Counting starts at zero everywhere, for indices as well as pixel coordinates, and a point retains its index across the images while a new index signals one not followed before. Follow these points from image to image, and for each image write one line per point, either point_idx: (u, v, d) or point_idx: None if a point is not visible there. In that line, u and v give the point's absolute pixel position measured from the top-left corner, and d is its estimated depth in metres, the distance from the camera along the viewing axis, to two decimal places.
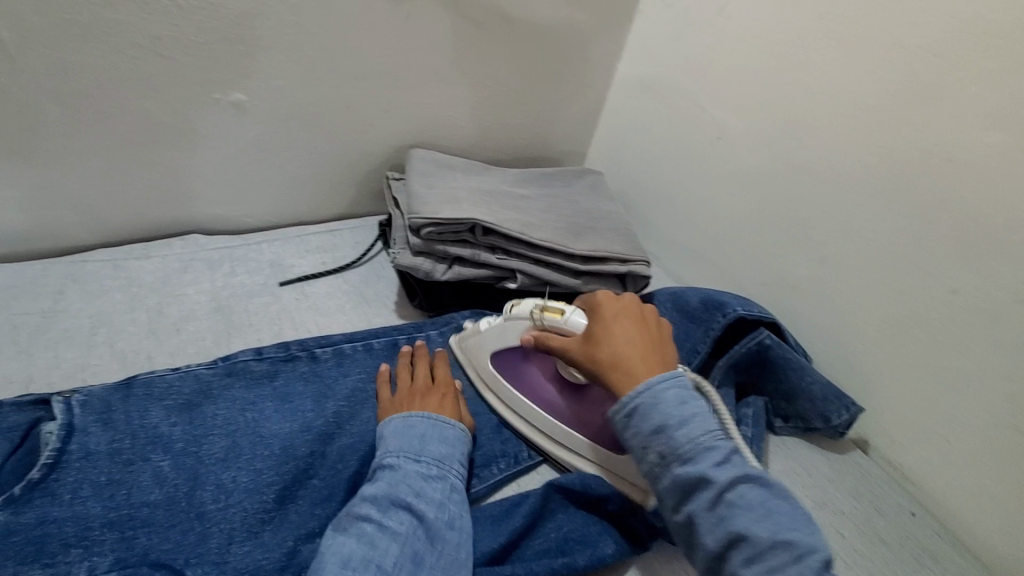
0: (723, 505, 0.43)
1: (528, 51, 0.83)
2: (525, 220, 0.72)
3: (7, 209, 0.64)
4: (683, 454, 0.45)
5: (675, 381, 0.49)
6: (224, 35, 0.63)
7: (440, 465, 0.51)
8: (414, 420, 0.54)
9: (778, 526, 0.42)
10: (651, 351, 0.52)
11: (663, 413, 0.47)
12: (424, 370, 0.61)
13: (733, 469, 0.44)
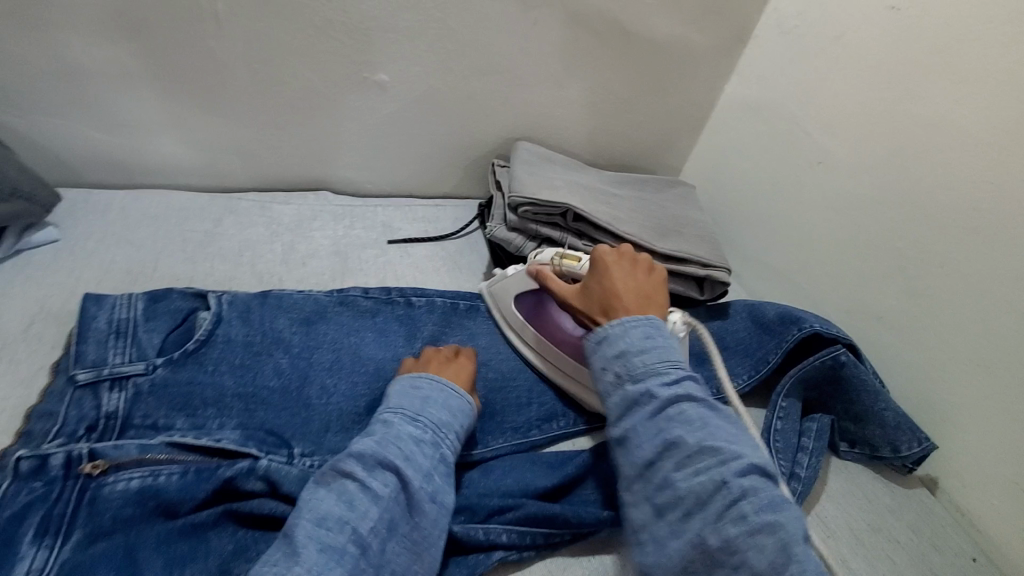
0: (661, 418, 0.48)
1: (639, 64, 0.89)
2: (614, 214, 0.77)
3: (191, 148, 0.78)
4: (636, 375, 0.51)
5: (643, 320, 0.55)
6: (381, 24, 0.74)
7: (435, 431, 0.50)
8: (420, 383, 0.54)
9: (708, 437, 0.46)
10: (642, 296, 0.59)
11: (626, 341, 0.53)
12: (447, 356, 0.60)
13: (679, 390, 0.49)
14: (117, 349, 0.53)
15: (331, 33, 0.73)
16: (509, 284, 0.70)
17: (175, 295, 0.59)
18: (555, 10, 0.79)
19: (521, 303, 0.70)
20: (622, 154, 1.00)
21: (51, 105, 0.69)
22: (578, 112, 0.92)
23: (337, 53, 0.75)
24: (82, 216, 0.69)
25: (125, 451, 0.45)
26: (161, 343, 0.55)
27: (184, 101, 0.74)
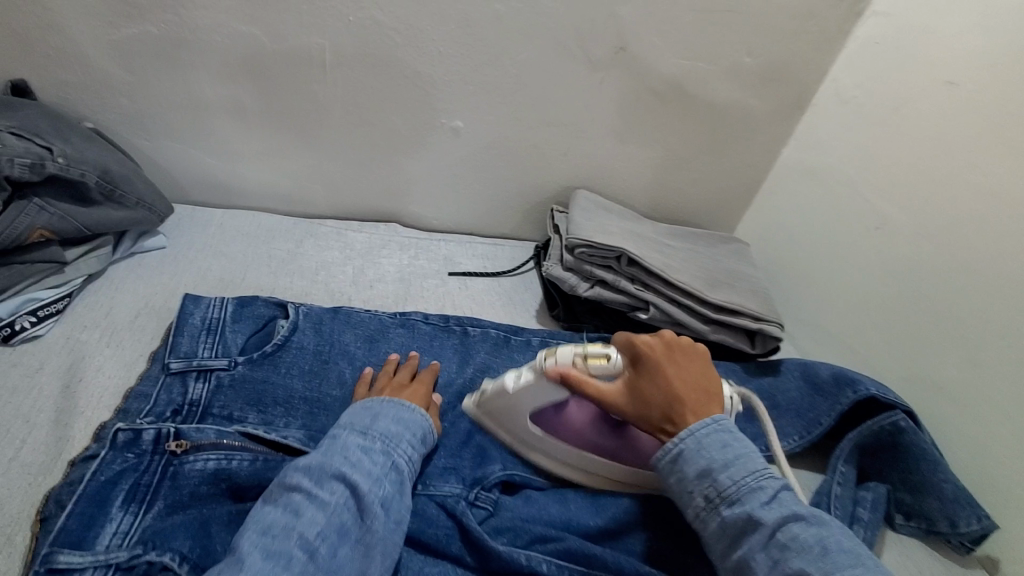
0: (774, 548, 0.43)
1: (699, 124, 0.93)
2: (667, 262, 0.80)
3: (286, 177, 0.88)
4: (728, 496, 0.47)
5: (712, 425, 0.51)
6: (462, 77, 0.81)
7: (386, 441, 0.49)
8: (372, 403, 0.53)
9: (834, 566, 0.41)
10: (703, 391, 0.54)
11: (706, 457, 0.49)
12: (407, 375, 0.61)
13: (780, 509, 0.45)
14: (206, 344, 0.59)
15: (417, 83, 0.81)
16: (515, 398, 0.57)
17: (260, 303, 0.65)
18: (621, 71, 0.85)
19: (538, 416, 0.58)
20: (677, 208, 1.03)
21: (175, 131, 0.80)
22: (635, 166, 0.96)
23: (420, 101, 0.83)
24: (187, 228, 0.78)
25: (205, 434, 0.47)
26: (242, 344, 0.61)
27: (284, 135, 0.83)
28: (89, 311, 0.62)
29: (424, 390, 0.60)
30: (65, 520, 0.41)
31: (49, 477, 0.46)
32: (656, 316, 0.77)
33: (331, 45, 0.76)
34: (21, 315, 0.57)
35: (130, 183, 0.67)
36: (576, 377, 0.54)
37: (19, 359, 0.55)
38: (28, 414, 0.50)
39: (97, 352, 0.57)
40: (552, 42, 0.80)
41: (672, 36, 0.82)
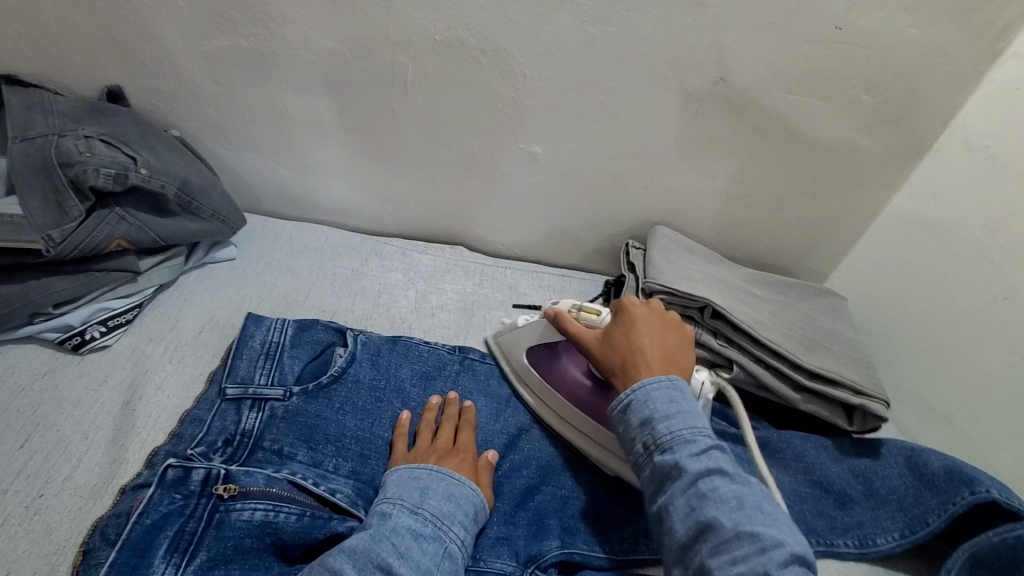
0: (693, 496, 0.45)
1: (799, 163, 0.84)
2: (756, 317, 0.73)
3: (358, 192, 0.87)
4: (663, 445, 0.48)
5: (664, 381, 0.52)
6: (544, 102, 0.77)
7: (437, 524, 0.47)
8: (421, 472, 0.51)
9: (744, 518, 0.42)
10: (667, 357, 0.56)
11: (651, 408, 0.50)
12: (448, 432, 0.57)
13: (709, 463, 0.46)
14: (264, 370, 0.57)
15: (498, 106, 0.77)
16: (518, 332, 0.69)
17: (320, 327, 0.64)
18: (718, 103, 0.78)
19: (536, 358, 0.67)
20: (764, 250, 0.95)
21: (255, 142, 0.81)
22: (721, 204, 0.89)
23: (500, 124, 0.79)
24: (257, 240, 0.78)
25: (254, 480, 0.46)
26: (299, 372, 0.59)
27: (359, 151, 0.82)
28: (157, 322, 0.61)
29: (467, 452, 0.56)
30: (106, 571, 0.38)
31: (98, 503, 0.44)
32: (741, 377, 0.69)
33: (414, 63, 0.73)
34: (92, 324, 0.56)
35: (206, 194, 0.67)
36: (564, 317, 0.63)
37: (85, 369, 0.54)
38: (87, 430, 0.49)
39: (159, 368, 0.56)
40: (645, 69, 0.74)
41: (779, 68, 0.74)
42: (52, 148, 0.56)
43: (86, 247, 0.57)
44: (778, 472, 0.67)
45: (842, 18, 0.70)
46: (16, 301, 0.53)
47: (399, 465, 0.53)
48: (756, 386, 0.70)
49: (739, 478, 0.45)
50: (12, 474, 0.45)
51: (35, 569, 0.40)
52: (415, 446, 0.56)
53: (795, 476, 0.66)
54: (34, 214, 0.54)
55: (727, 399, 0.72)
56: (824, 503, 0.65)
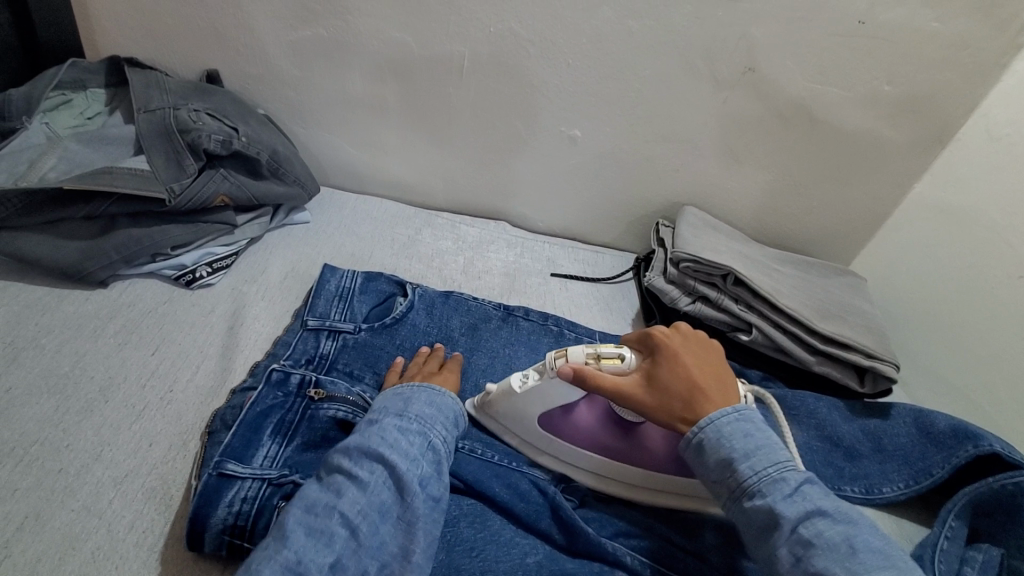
0: (797, 544, 0.44)
1: (824, 150, 0.90)
2: (776, 287, 0.79)
3: (414, 170, 0.97)
4: (751, 488, 0.48)
5: (735, 416, 0.52)
6: (586, 88, 0.85)
7: (420, 423, 0.51)
8: (403, 389, 0.56)
9: (859, 564, 0.41)
10: (719, 379, 0.56)
11: (729, 447, 0.50)
12: (434, 364, 0.62)
13: (805, 503, 0.46)
14: (338, 308, 0.67)
15: (543, 91, 0.86)
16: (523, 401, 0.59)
17: (383, 279, 0.74)
18: (747, 92, 0.84)
19: (545, 416, 0.59)
20: (789, 235, 1.00)
21: (327, 121, 0.91)
22: (748, 188, 0.95)
23: (544, 110, 0.88)
24: (327, 208, 0.88)
25: (338, 389, 0.55)
26: (366, 313, 0.69)
27: (418, 132, 0.92)
28: (249, 268, 0.72)
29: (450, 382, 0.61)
30: (230, 437, 0.48)
31: (216, 399, 0.54)
32: (758, 340, 0.76)
33: (470, 53, 0.82)
34: (201, 264, 0.67)
35: (290, 163, 0.77)
36: (591, 374, 0.54)
37: (196, 301, 0.65)
38: (201, 346, 0.59)
39: (254, 303, 0.67)
40: (679, 60, 0.81)
41: (805, 60, 0.81)
42: (172, 119, 0.68)
43: (197, 201, 0.67)
44: (792, 427, 0.73)
45: (865, 12, 0.76)
46: (144, 241, 0.64)
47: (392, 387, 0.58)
48: (773, 348, 0.77)
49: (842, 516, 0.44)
50: (148, 373, 0.55)
51: (172, 442, 0.50)
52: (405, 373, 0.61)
53: (808, 431, 0.72)
54: (158, 170, 0.65)
55: (746, 362, 0.79)
56: (835, 455, 0.71)
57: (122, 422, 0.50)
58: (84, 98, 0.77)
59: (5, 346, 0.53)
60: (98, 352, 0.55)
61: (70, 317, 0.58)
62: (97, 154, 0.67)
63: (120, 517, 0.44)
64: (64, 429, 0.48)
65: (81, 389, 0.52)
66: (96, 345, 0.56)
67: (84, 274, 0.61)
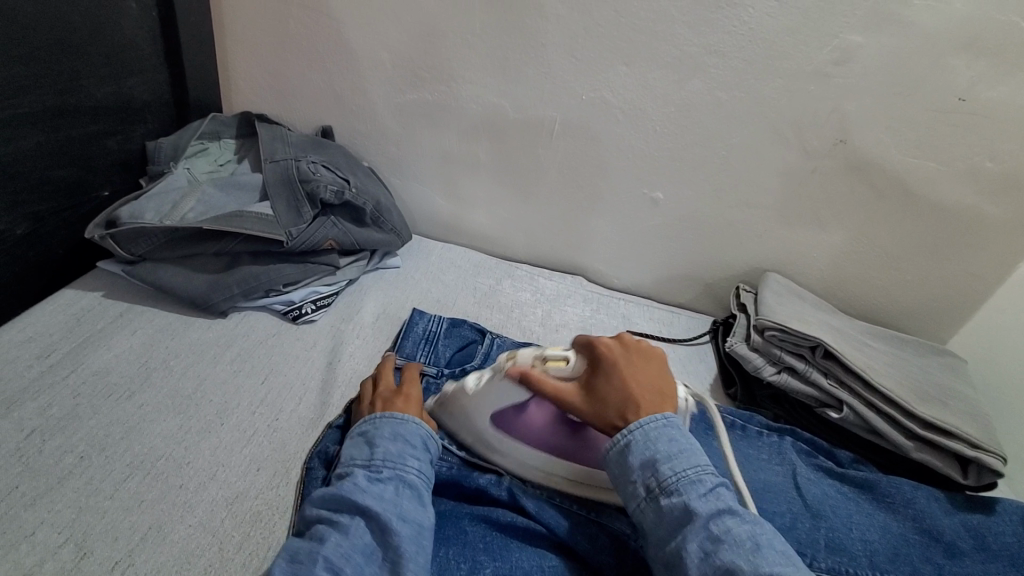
0: (707, 539, 0.44)
1: (916, 224, 0.87)
2: (869, 363, 0.76)
3: (498, 223, 1.02)
4: (669, 487, 0.48)
5: (662, 421, 0.52)
6: (671, 154, 0.87)
7: (392, 463, 0.50)
8: (364, 427, 0.54)
9: (763, 560, 0.42)
10: (655, 392, 0.56)
11: (652, 448, 0.50)
12: (387, 383, 0.61)
13: (717, 502, 0.47)
14: (424, 351, 0.71)
15: (629, 154, 0.89)
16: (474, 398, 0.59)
17: (467, 326, 0.77)
18: (837, 163, 0.84)
19: (498, 414, 0.59)
20: (876, 308, 0.97)
21: (421, 175, 0.98)
22: (833, 256, 0.93)
23: (629, 172, 0.90)
24: (415, 254, 0.94)
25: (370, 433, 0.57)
26: (449, 357, 0.72)
27: (504, 188, 0.97)
28: (347, 307, 0.77)
29: (408, 391, 0.59)
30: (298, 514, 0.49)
31: (315, 431, 0.58)
32: (850, 418, 0.73)
33: (561, 117, 0.87)
34: (307, 302, 0.73)
35: (389, 213, 0.83)
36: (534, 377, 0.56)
37: (300, 335, 0.70)
38: (304, 378, 0.63)
39: (350, 341, 0.71)
40: (769, 130, 0.83)
41: (901, 133, 0.79)
42: (294, 168, 0.75)
43: (309, 243, 0.73)
44: (884, 514, 0.67)
45: (965, 90, 0.74)
46: (261, 278, 0.70)
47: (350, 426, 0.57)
48: (866, 429, 0.74)
49: (750, 516, 0.45)
50: (258, 401, 0.59)
51: (276, 469, 0.53)
52: (361, 404, 0.59)
53: (903, 521, 0.65)
54: (280, 214, 0.72)
55: (834, 441, 0.76)
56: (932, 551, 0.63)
57: (234, 445, 0.54)
58: (218, 147, 0.86)
59: (140, 365, 0.59)
60: (217, 378, 0.60)
61: (195, 342, 0.64)
62: (229, 197, 0.75)
63: (230, 536, 0.47)
64: (186, 446, 0.53)
65: (202, 411, 0.56)
66: (215, 370, 0.61)
67: (208, 304, 0.68)
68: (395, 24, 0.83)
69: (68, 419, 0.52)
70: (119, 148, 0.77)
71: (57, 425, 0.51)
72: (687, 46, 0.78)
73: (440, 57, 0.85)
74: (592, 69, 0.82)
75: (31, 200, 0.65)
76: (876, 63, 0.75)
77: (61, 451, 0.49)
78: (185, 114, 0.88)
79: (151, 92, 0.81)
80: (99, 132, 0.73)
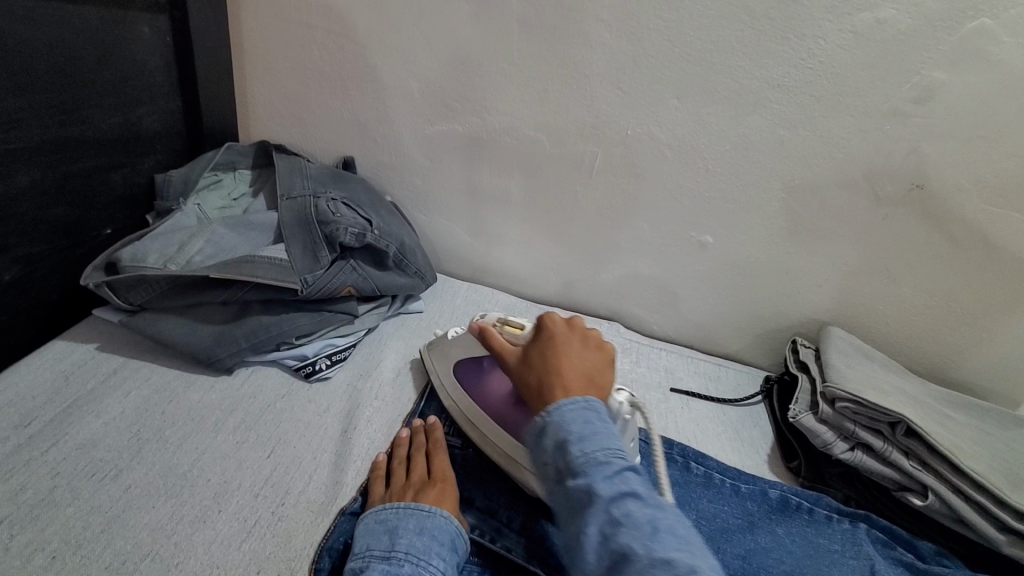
0: (606, 524, 0.40)
1: (1002, 279, 0.76)
2: (956, 441, 0.66)
3: (529, 263, 0.94)
4: (575, 467, 0.43)
5: (580, 401, 0.47)
6: (723, 196, 0.80)
7: (415, 563, 0.43)
8: (387, 515, 0.48)
9: (659, 546, 0.38)
10: (582, 372, 0.51)
11: (562, 428, 0.45)
12: (422, 465, 0.54)
13: (623, 486, 0.42)
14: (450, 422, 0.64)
15: (676, 195, 0.81)
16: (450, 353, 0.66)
17: None
18: (911, 211, 0.75)
19: (462, 371, 0.64)
20: (950, 368, 0.86)
21: (448, 211, 0.92)
22: (903, 311, 0.83)
23: (673, 214, 0.83)
24: (440, 297, 0.86)
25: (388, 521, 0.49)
26: None
27: (536, 227, 0.90)
28: (366, 362, 0.70)
29: (445, 481, 0.53)
30: None
31: (325, 520, 0.50)
32: (935, 506, 0.63)
33: (602, 154, 0.80)
34: (321, 357, 0.65)
35: (413, 254, 0.76)
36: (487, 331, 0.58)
37: (313, 395, 0.62)
38: (315, 451, 0.56)
39: (368, 403, 0.63)
40: (835, 174, 0.75)
41: (988, 181, 0.70)
42: (313, 209, 0.68)
43: (326, 291, 0.66)
44: None
45: None
46: (272, 330, 0.63)
47: (372, 508, 0.49)
48: (952, 518, 0.64)
49: (653, 501, 0.40)
50: (262, 480, 0.52)
51: (277, 571, 0.45)
52: (389, 487, 0.52)
53: None
54: (296, 259, 0.65)
55: (919, 531, 0.66)
56: None
57: (231, 539, 0.46)
58: (232, 178, 0.80)
59: (132, 436, 0.52)
60: (216, 451, 0.53)
61: (194, 405, 0.57)
62: (241, 238, 0.69)
63: None
64: (175, 541, 0.45)
65: (196, 494, 0.49)
66: (215, 441, 0.54)
67: (213, 360, 0.61)
68: (425, 52, 0.77)
69: (42, 507, 0.45)
70: (125, 182, 0.71)
71: (30, 513, 0.44)
72: (746, 79, 0.71)
73: (472, 87, 0.79)
74: (639, 101, 0.75)
75: (23, 241, 0.60)
76: (960, 102, 0.67)
77: (29, 549, 0.42)
78: (200, 145, 0.83)
79: (162, 121, 0.76)
80: (104, 165, 0.68)
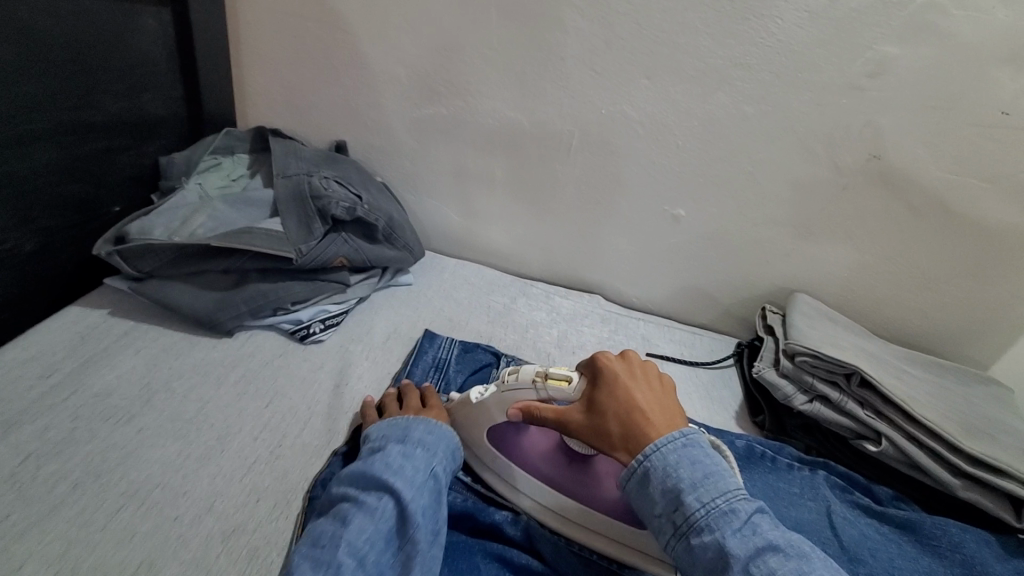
0: None
1: (958, 245, 0.81)
2: (910, 393, 0.71)
3: (513, 239, 0.99)
4: (699, 523, 0.43)
5: (679, 440, 0.48)
6: (694, 170, 0.84)
7: (423, 452, 0.52)
8: (399, 418, 0.56)
9: None
10: (661, 409, 0.51)
11: (674, 478, 0.46)
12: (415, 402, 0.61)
13: (756, 539, 0.41)
14: (434, 378, 0.69)
15: (649, 170, 0.85)
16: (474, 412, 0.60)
17: (482, 350, 0.74)
18: (870, 181, 0.79)
19: (496, 433, 0.60)
20: (912, 332, 0.91)
21: (435, 191, 0.96)
22: (867, 278, 0.88)
23: (647, 189, 0.87)
24: (428, 271, 0.91)
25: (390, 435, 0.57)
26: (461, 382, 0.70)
27: (519, 204, 0.94)
28: (357, 327, 0.75)
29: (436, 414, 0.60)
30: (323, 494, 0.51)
31: (319, 459, 0.55)
32: (889, 453, 0.68)
33: (579, 132, 0.85)
34: (316, 321, 0.71)
35: (401, 229, 0.81)
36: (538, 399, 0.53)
37: (307, 356, 0.68)
38: (310, 402, 0.61)
39: (358, 362, 0.69)
40: (797, 145, 0.79)
41: (940, 151, 0.75)
42: (306, 184, 0.73)
43: (319, 261, 0.71)
44: (930, 559, 0.59)
45: (1010, 103, 0.70)
46: (269, 295, 0.68)
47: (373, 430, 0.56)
48: (907, 464, 0.68)
49: (794, 551, 0.40)
50: (261, 425, 0.57)
51: (275, 499, 0.50)
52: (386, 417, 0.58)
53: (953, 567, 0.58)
54: (290, 231, 0.70)
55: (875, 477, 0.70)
56: None
57: (234, 473, 0.51)
58: (231, 162, 0.86)
59: (142, 387, 0.58)
60: (220, 401, 0.58)
61: (199, 362, 0.62)
62: (240, 213, 0.74)
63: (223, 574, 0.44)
64: (184, 474, 0.50)
65: (203, 436, 0.54)
66: (219, 393, 0.59)
67: (215, 323, 0.66)
68: (412, 39, 0.82)
69: (64, 444, 0.50)
70: (133, 163, 0.77)
71: (54, 449, 0.50)
72: (711, 59, 0.75)
73: (456, 72, 0.83)
74: (613, 81, 0.80)
75: (41, 216, 0.65)
76: (912, 76, 0.71)
77: (54, 477, 0.47)
78: (200, 130, 0.88)
79: (166, 108, 0.81)
80: (113, 147, 0.73)
